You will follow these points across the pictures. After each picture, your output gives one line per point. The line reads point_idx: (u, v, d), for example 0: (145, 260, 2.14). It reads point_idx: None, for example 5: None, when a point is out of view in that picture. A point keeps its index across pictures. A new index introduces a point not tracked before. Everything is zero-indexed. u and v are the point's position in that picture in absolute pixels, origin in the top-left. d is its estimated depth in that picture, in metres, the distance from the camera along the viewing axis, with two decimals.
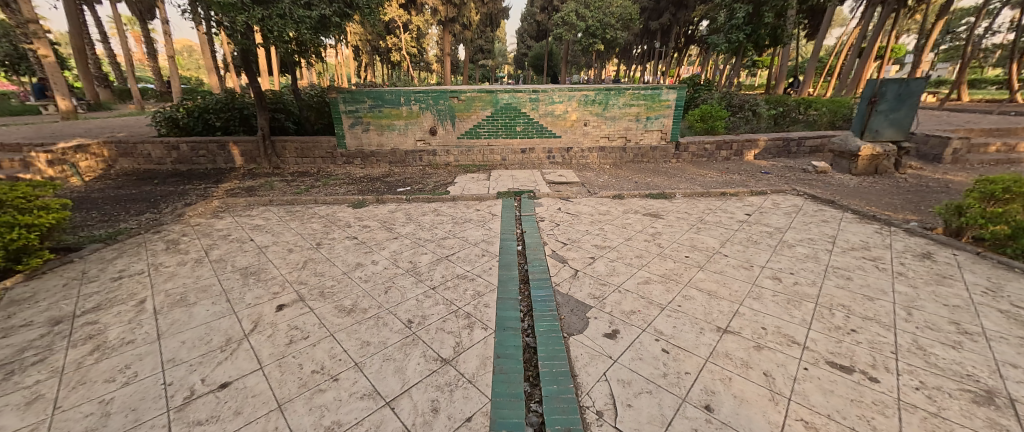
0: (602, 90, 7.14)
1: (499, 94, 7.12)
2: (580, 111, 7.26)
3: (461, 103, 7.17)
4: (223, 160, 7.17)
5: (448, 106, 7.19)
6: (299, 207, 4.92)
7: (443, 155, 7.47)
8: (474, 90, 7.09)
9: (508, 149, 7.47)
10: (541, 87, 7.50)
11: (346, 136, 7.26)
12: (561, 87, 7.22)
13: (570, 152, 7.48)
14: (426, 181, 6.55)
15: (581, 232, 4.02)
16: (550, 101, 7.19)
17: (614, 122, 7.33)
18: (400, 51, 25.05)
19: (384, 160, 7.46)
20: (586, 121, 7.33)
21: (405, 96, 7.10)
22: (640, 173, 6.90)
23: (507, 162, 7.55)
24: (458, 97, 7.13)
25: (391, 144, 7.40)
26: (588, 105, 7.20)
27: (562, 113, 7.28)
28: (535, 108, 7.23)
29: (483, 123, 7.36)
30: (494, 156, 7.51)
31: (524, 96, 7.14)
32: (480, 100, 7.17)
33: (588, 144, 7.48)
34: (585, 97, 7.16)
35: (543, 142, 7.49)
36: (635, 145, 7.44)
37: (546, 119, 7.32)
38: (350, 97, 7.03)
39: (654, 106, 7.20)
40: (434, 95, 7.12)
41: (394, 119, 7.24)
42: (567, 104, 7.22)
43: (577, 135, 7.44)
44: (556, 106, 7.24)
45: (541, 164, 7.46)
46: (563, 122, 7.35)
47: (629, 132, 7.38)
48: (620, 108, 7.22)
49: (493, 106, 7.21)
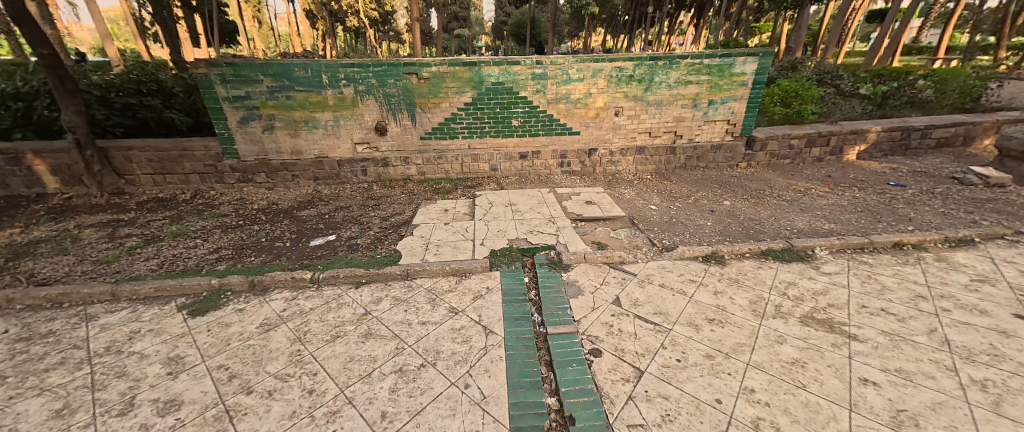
0: (646, 59, 4.55)
1: (483, 67, 4.44)
2: (610, 93, 4.70)
3: (423, 84, 4.49)
4: (20, 182, 4.27)
5: (401, 87, 4.49)
6: (65, 319, 2.28)
7: (400, 165, 4.85)
8: (444, 61, 4.38)
9: (499, 154, 4.90)
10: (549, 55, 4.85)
11: (235, 139, 4.46)
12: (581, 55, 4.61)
13: (593, 156, 5.00)
14: (368, 216, 3.95)
15: (707, 415, 1.58)
16: (564, 80, 4.60)
17: (660, 109, 4.82)
18: (359, 15, 21.07)
19: (307, 175, 4.74)
20: (618, 110, 4.82)
21: (328, 71, 4.29)
22: (703, 190, 4.55)
23: (500, 173, 5.01)
24: (418, 73, 4.43)
25: (315, 151, 4.67)
26: (622, 84, 4.65)
27: (582, 98, 4.71)
28: (541, 90, 4.62)
29: (460, 114, 4.69)
30: (478, 164, 4.94)
31: (523, 71, 4.49)
32: (452, 78, 4.48)
33: (620, 144, 5.01)
34: (618, 71, 4.58)
35: (552, 142, 4.95)
36: (689, 143, 5.01)
37: (558, 108, 4.75)
38: (231, 74, 4.17)
39: (721, 84, 4.71)
40: (377, 70, 4.37)
41: (314, 110, 4.47)
42: (590, 81, 4.63)
43: (603, 131, 4.93)
44: (572, 86, 4.64)
45: (550, 178, 4.98)
46: (582, 111, 4.79)
47: (681, 123, 4.91)
48: (669, 87, 4.70)
49: (474, 86, 4.54)
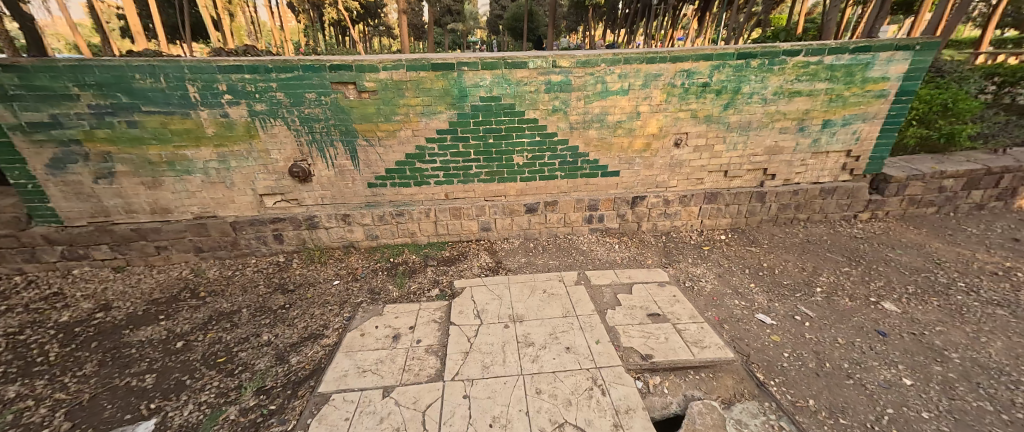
0: (731, 57, 2.81)
1: (465, 72, 2.71)
2: (669, 112, 2.97)
3: (368, 100, 2.74)
4: None
5: (330, 106, 2.72)
6: None
7: (338, 226, 3.06)
8: (400, 62, 2.63)
9: (493, 208, 3.17)
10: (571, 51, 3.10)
11: (49, 192, 2.65)
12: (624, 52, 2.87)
13: (639, 207, 3.27)
14: (256, 345, 2.16)
15: None
16: (596, 93, 2.87)
17: (745, 136, 3.08)
18: (342, 7, 19.07)
19: (183, 246, 2.92)
20: (680, 139, 3.08)
21: (198, 79, 2.50)
22: (824, 269, 2.81)
23: (495, 234, 3.27)
24: (357, 83, 2.67)
25: (195, 208, 2.86)
26: (690, 98, 2.92)
27: (624, 120, 2.98)
28: (561, 109, 2.89)
29: (429, 148, 2.94)
30: (462, 222, 3.19)
31: (531, 77, 2.76)
32: (414, 90, 2.74)
33: (678, 188, 3.27)
34: (683, 78, 2.86)
35: (575, 186, 3.19)
36: (784, 187, 3.28)
37: (586, 137, 3.01)
38: (13, 84, 2.33)
39: (846, 95, 2.97)
40: (285, 78, 2.58)
41: (182, 143, 2.66)
42: (638, 93, 2.90)
43: (653, 170, 3.19)
44: (610, 102, 2.91)
45: (572, 243, 3.25)
46: (624, 141, 3.06)
47: (776, 157, 3.18)
48: (764, 101, 2.97)
49: (453, 103, 2.79)
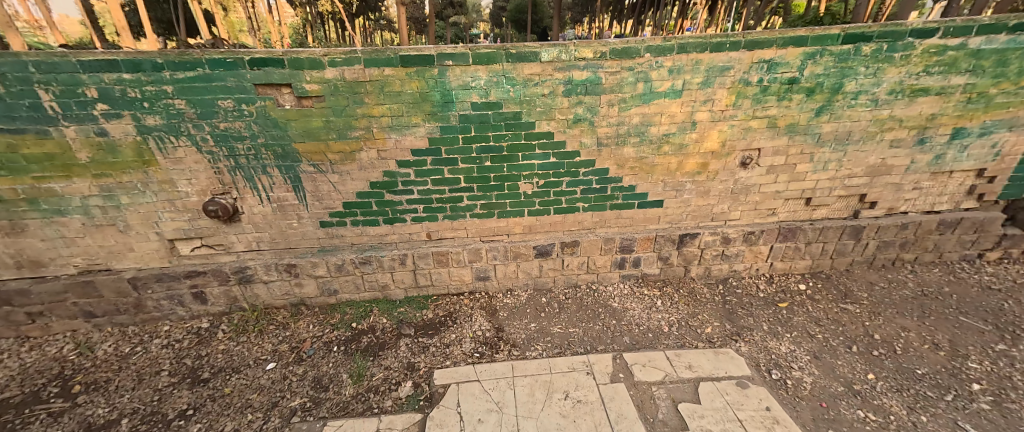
0: (834, 40, 1.94)
1: (450, 68, 1.87)
2: (737, 121, 2.12)
3: (311, 109, 1.92)
4: None
5: (256, 118, 1.89)
6: None
7: (281, 280, 2.25)
8: (353, 54, 1.80)
9: (492, 251, 2.35)
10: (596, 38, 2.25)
11: None
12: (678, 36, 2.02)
13: (687, 248, 2.43)
14: None
15: None
16: (635, 96, 2.03)
17: (841, 153, 2.22)
18: None
19: (68, 310, 2.14)
20: (750, 156, 2.23)
21: (51, 80, 1.67)
22: (969, 346, 1.94)
23: (495, 284, 2.46)
24: (294, 86, 1.85)
25: (79, 259, 2.07)
26: (769, 100, 2.07)
27: (674, 133, 2.14)
28: (585, 119, 2.06)
29: (403, 174, 2.12)
30: (450, 270, 2.38)
31: (544, 75, 1.93)
32: (377, 96, 1.91)
33: (742, 222, 2.42)
34: (762, 72, 2.00)
35: (601, 221, 2.37)
36: (886, 219, 2.42)
37: (618, 156, 2.18)
38: None
39: (991, 93, 2.09)
40: (185, 78, 1.75)
41: (45, 173, 1.85)
42: (696, 96, 2.04)
43: (709, 199, 2.34)
44: (654, 109, 2.07)
45: (598, 297, 2.42)
46: (671, 161, 2.22)
47: (879, 179, 2.31)
48: (874, 104, 2.10)
49: (433, 112, 1.97)
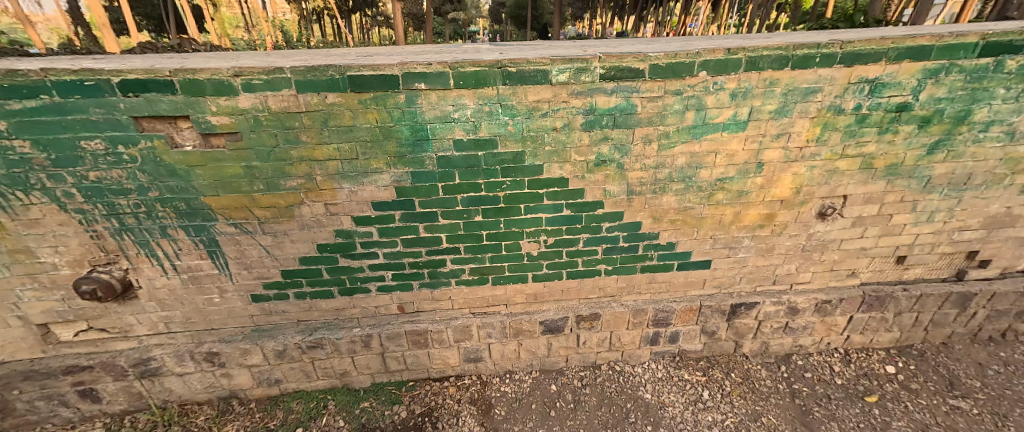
0: (973, 51, 1.36)
1: (423, 94, 1.31)
2: (820, 160, 1.55)
3: (224, 150, 1.34)
4: None
5: (142, 164, 1.31)
6: None
7: (202, 371, 1.68)
8: (279, 74, 1.23)
9: (485, 328, 1.78)
10: (624, 49, 1.68)
11: None
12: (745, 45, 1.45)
13: (740, 320, 1.86)
14: None
15: None
16: (683, 129, 1.46)
17: (953, 201, 1.66)
18: None
19: None
20: (832, 205, 1.65)
21: None
22: None
23: (489, 365, 1.90)
24: (195, 119, 1.27)
25: None
26: (866, 133, 1.49)
27: (731, 177, 1.57)
28: (611, 160, 1.51)
29: (362, 232, 1.55)
30: (431, 352, 1.81)
31: (556, 102, 1.36)
32: (320, 132, 1.34)
33: (812, 285, 1.85)
34: (862, 95, 1.42)
35: (627, 286, 1.81)
36: (999, 282, 1.86)
37: (654, 206, 1.62)
38: None
39: None
40: (23, 109, 1.17)
41: None
42: (768, 128, 1.47)
43: (771, 259, 1.77)
44: (708, 146, 1.50)
45: (625, 385, 1.85)
46: (726, 211, 1.65)
47: (998, 233, 1.75)
48: (1009, 137, 1.53)
49: (401, 154, 1.41)
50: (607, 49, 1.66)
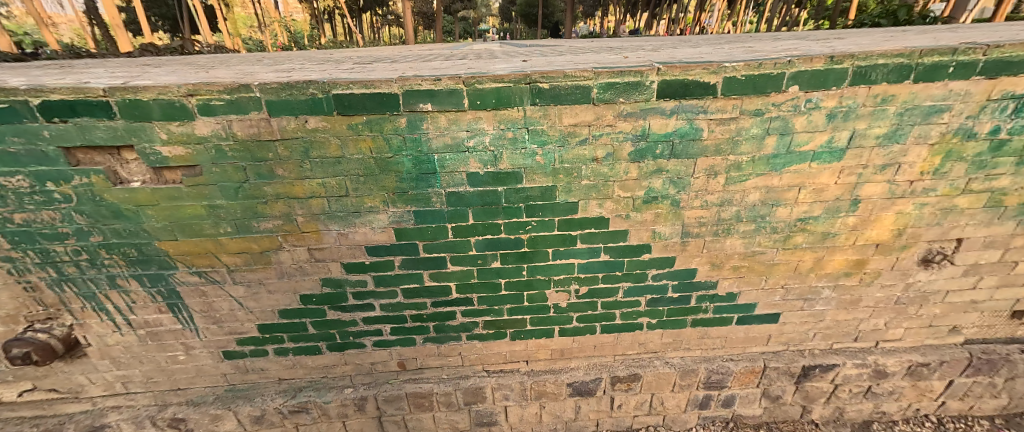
0: None
1: (430, 116, 1.01)
2: (934, 196, 1.21)
3: (180, 187, 1.06)
4: None
5: (79, 204, 1.04)
6: None
7: None
8: (243, 92, 0.94)
9: (501, 390, 1.49)
10: (674, 56, 1.37)
11: None
12: (844, 50, 1.11)
13: (811, 383, 1.53)
14: None
15: None
16: (759, 159, 1.14)
17: None
18: None
19: None
20: (940, 251, 1.31)
21: None
22: None
23: (505, 429, 1.62)
24: (140, 149, 1.00)
25: None
26: (1001, 163, 1.15)
27: (815, 217, 1.24)
28: (664, 195, 1.19)
29: (353, 281, 1.27)
30: (437, 415, 1.53)
31: (599, 126, 1.05)
32: (299, 163, 1.06)
33: (901, 344, 1.51)
34: (1005, 115, 1.07)
35: (674, 342, 1.50)
36: None
37: (715, 251, 1.30)
38: None
39: None
40: None
41: None
42: (870, 157, 1.14)
43: (854, 312, 1.44)
44: (791, 179, 1.17)
45: None
46: (804, 257, 1.32)
47: None
48: None
49: (401, 190, 1.12)
50: (656, 55, 1.35)
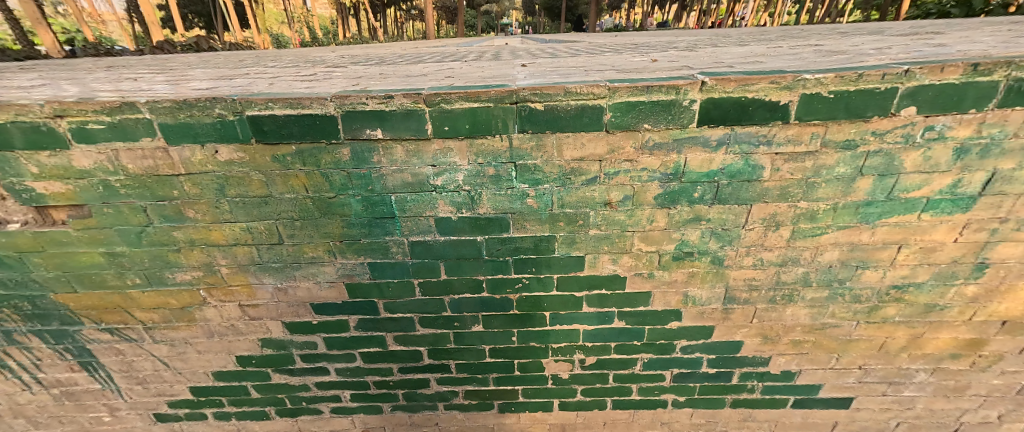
0: None
1: (383, 146, 0.73)
2: None
3: (67, 230, 0.82)
4: None
5: None
6: None
7: None
8: (123, 113, 0.69)
9: None
10: (720, 59, 1.04)
11: None
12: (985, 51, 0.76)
13: None
14: None
15: None
16: (844, 208, 0.80)
17: None
18: None
19: None
20: None
21: None
22: None
23: None
24: (8, 185, 0.76)
25: None
26: None
27: (915, 284, 0.89)
28: (703, 251, 0.88)
29: (300, 343, 1.02)
30: None
31: (615, 161, 0.74)
32: (213, 204, 0.80)
33: None
34: None
35: (706, 423, 1.19)
36: None
37: (769, 322, 0.97)
38: None
39: None
40: None
41: None
42: (1014, 208, 0.78)
43: (956, 402, 1.08)
44: (886, 235, 0.83)
45: None
46: (892, 334, 0.97)
47: None
48: None
49: (348, 237, 0.85)
50: (698, 59, 1.03)
